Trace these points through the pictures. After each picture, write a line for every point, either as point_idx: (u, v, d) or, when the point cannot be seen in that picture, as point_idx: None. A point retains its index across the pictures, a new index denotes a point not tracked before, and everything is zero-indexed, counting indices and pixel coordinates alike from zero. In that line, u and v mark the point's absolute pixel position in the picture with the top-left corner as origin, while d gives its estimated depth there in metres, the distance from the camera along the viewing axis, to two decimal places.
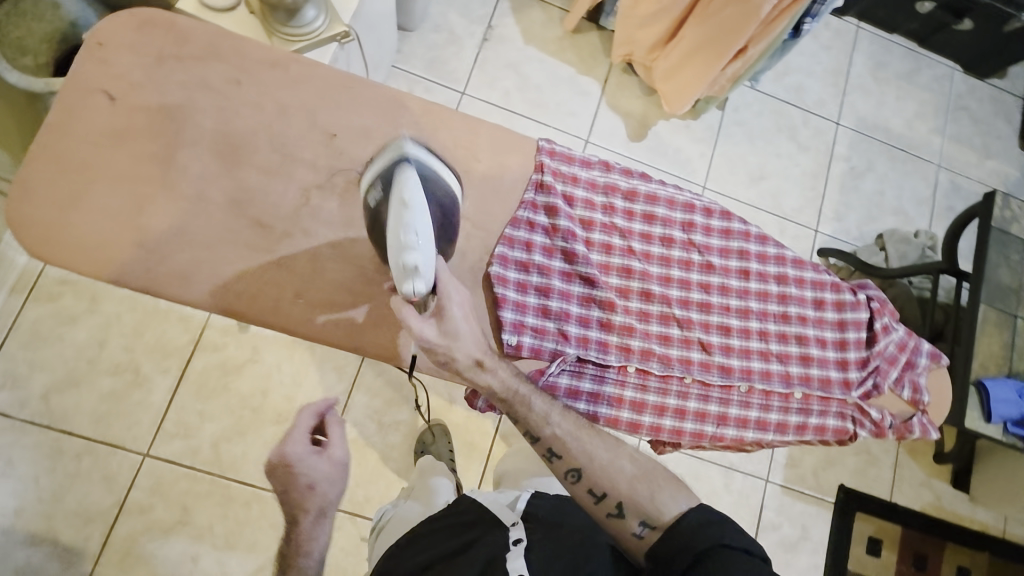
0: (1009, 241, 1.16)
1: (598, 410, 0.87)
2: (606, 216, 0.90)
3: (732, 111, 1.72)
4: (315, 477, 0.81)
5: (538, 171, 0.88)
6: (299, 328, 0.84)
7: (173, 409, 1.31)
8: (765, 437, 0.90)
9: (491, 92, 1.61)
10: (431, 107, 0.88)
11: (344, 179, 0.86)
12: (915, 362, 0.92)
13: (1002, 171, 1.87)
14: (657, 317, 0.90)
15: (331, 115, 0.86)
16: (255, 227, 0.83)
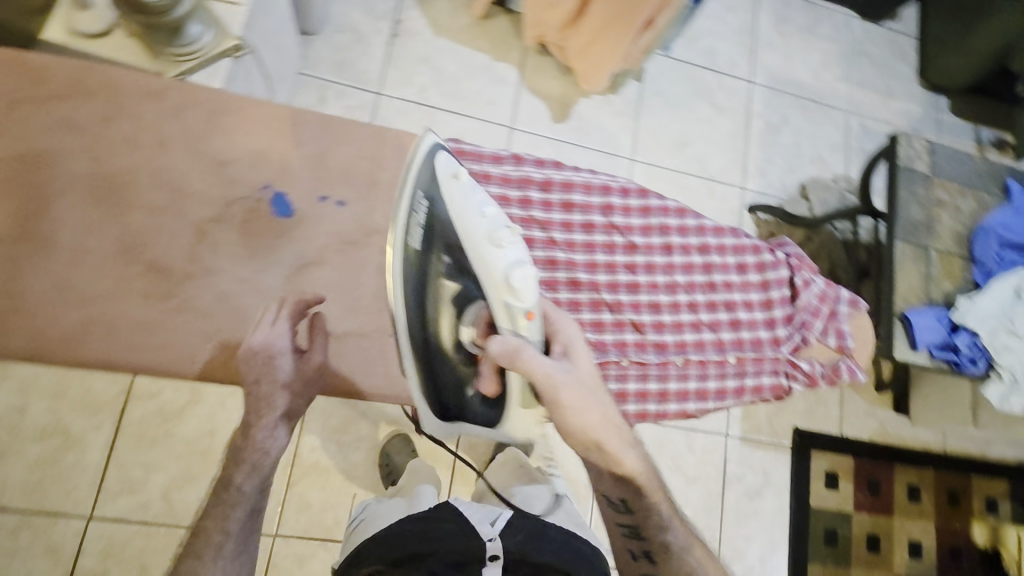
0: (916, 178, 1.22)
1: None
2: (524, 211, 0.89)
3: (649, 81, 1.74)
4: (289, 372, 0.80)
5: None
6: (220, 370, 0.82)
7: (113, 466, 1.23)
8: (707, 405, 0.93)
9: (407, 90, 1.56)
10: (325, 122, 0.91)
11: (243, 208, 0.86)
12: (838, 310, 0.95)
13: (905, 110, 1.96)
14: (587, 304, 0.91)
15: (220, 145, 0.86)
16: (150, 272, 0.82)
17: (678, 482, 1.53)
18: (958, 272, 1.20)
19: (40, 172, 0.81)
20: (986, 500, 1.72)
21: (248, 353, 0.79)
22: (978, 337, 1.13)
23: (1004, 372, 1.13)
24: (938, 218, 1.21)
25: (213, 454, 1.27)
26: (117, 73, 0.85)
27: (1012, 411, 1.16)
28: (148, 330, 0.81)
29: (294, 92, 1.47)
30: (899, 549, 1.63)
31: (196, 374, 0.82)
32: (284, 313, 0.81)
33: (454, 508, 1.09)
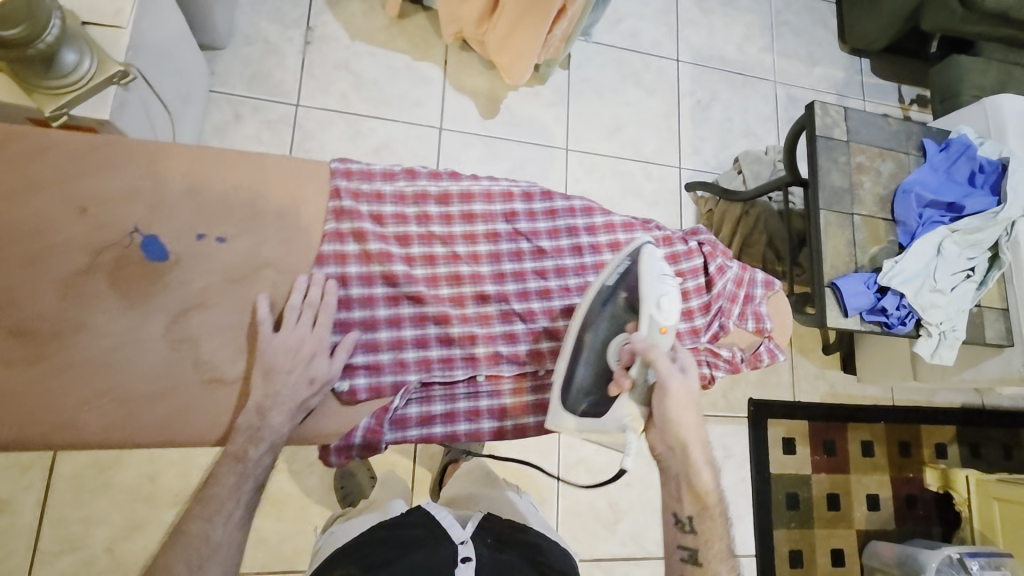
0: (835, 145, 1.24)
1: (457, 429, 0.81)
2: (422, 226, 0.83)
3: (577, 68, 1.72)
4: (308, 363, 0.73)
5: (333, 198, 0.80)
6: (106, 435, 0.70)
7: (48, 526, 1.16)
8: None
9: (327, 98, 1.50)
10: (200, 150, 0.78)
11: (111, 255, 0.73)
12: (753, 294, 0.95)
13: (829, 76, 2.00)
14: (498, 317, 0.84)
15: (75, 187, 0.72)
16: (13, 338, 0.69)
17: (641, 467, 1.53)
18: (884, 235, 1.22)
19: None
20: (935, 446, 1.79)
21: (272, 345, 0.73)
22: (905, 298, 1.16)
23: (932, 327, 1.17)
24: (860, 184, 1.23)
25: (157, 500, 1.21)
26: None
27: (944, 363, 1.20)
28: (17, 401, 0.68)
29: (205, 111, 1.40)
30: (858, 504, 1.69)
31: (86, 441, 0.70)
32: (332, 300, 0.76)
33: (427, 512, 0.98)
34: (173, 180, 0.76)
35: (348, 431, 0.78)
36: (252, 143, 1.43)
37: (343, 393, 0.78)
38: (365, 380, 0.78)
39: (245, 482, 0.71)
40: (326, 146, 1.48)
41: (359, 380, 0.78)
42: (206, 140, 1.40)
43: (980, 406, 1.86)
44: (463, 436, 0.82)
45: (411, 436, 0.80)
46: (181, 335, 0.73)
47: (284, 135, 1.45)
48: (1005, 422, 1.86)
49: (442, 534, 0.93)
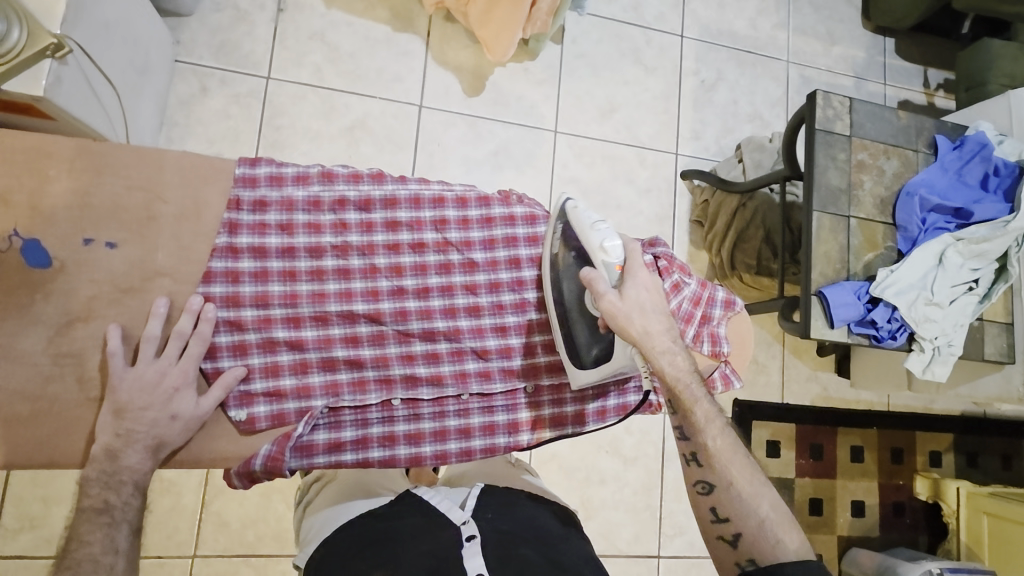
0: (834, 141, 1.14)
1: (369, 455, 0.79)
2: (337, 237, 0.78)
3: (571, 43, 1.61)
4: (175, 405, 0.71)
5: (231, 209, 0.75)
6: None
7: (7, 503, 1.16)
8: (565, 433, 0.87)
9: (300, 71, 1.41)
10: (84, 145, 0.71)
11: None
12: (710, 314, 0.88)
13: (848, 56, 1.86)
14: (420, 335, 0.82)
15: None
16: None
17: (616, 465, 1.50)
18: (881, 241, 1.14)
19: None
20: (929, 454, 1.72)
21: (126, 382, 0.69)
22: (897, 310, 1.08)
23: (926, 342, 1.09)
24: (859, 184, 1.14)
25: None
26: None
27: (936, 379, 1.12)
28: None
29: (169, 83, 1.33)
30: (842, 511, 1.64)
31: None
32: (206, 332, 0.72)
33: (414, 499, 0.89)
34: (54, 179, 0.70)
35: (249, 457, 0.76)
36: (219, 118, 1.36)
37: (240, 421, 0.75)
38: (266, 408, 0.76)
39: (119, 530, 0.65)
40: (297, 123, 1.40)
41: (258, 408, 0.76)
42: (170, 113, 1.33)
43: (981, 415, 1.78)
44: (376, 463, 0.80)
45: (318, 462, 0.78)
46: (67, 349, 0.70)
47: (252, 109, 1.38)
48: (1008, 432, 1.78)
49: (439, 520, 0.83)
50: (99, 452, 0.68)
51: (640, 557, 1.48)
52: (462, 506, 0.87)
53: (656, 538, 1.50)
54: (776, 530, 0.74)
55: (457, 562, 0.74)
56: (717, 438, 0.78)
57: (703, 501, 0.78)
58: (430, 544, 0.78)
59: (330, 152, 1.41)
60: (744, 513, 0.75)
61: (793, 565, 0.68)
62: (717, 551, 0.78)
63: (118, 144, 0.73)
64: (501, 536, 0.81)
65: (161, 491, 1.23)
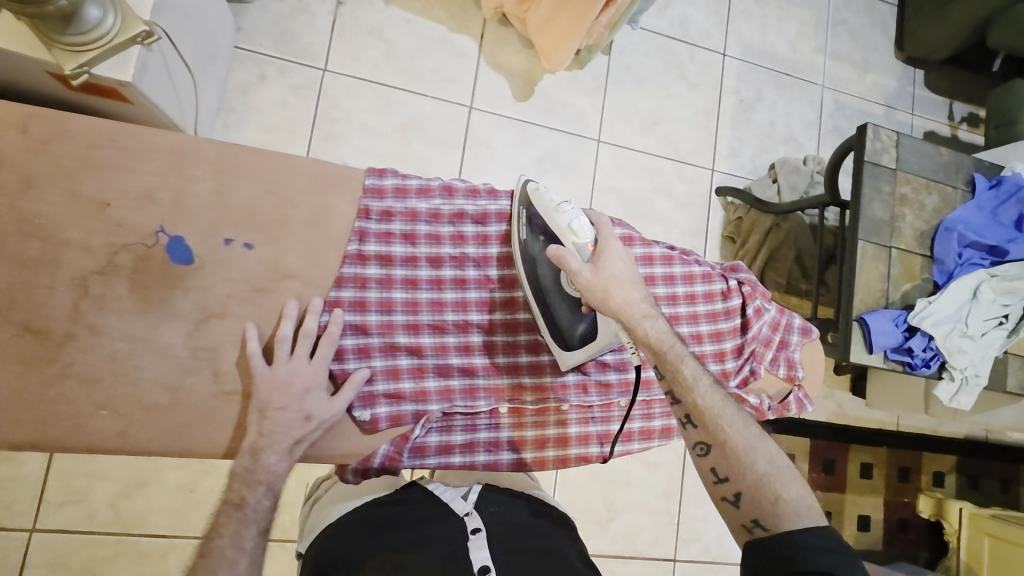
0: (881, 174, 1.18)
1: (476, 458, 0.85)
2: (456, 248, 0.84)
3: (619, 54, 1.64)
4: (308, 406, 0.74)
5: (360, 217, 0.80)
6: (112, 443, 0.70)
7: (54, 477, 1.18)
8: (650, 445, 0.95)
9: (357, 66, 1.43)
10: (226, 148, 0.75)
11: (130, 256, 0.71)
12: (788, 340, 0.93)
13: (881, 84, 1.91)
14: (526, 347, 0.87)
15: (93, 182, 0.70)
16: (26, 335, 0.68)
17: (639, 470, 1.54)
18: (919, 272, 1.18)
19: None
20: (933, 474, 1.80)
21: (265, 381, 0.73)
22: (933, 340, 1.13)
23: (955, 372, 1.14)
24: (902, 217, 1.18)
25: (160, 462, 1.23)
26: None
27: (961, 408, 1.18)
28: (23, 404, 0.67)
29: (228, 70, 1.34)
30: (849, 523, 1.70)
31: (85, 447, 0.70)
32: (336, 334, 0.76)
33: (423, 492, 0.98)
34: (194, 180, 0.74)
35: (367, 455, 0.80)
36: (276, 108, 1.38)
37: (364, 421, 0.79)
38: (386, 409, 0.80)
39: (247, 528, 0.68)
40: (351, 117, 1.42)
41: (380, 409, 0.80)
42: (229, 100, 1.35)
43: (983, 438, 1.86)
44: (481, 465, 0.86)
45: (428, 462, 0.84)
46: (204, 344, 0.73)
47: (310, 101, 1.40)
48: (1006, 456, 1.87)
49: (445, 512, 0.91)
50: (244, 449, 0.72)
51: (657, 560, 1.53)
52: (465, 498, 0.96)
53: (673, 541, 1.55)
54: (775, 484, 0.71)
55: (465, 552, 0.78)
56: (708, 397, 0.76)
57: (703, 464, 0.75)
58: (441, 531, 0.84)
59: (383, 149, 1.44)
60: (745, 471, 0.72)
61: (804, 533, 0.66)
62: (726, 516, 0.74)
63: (254, 149, 0.77)
64: (506, 529, 0.87)
65: (203, 473, 1.25)
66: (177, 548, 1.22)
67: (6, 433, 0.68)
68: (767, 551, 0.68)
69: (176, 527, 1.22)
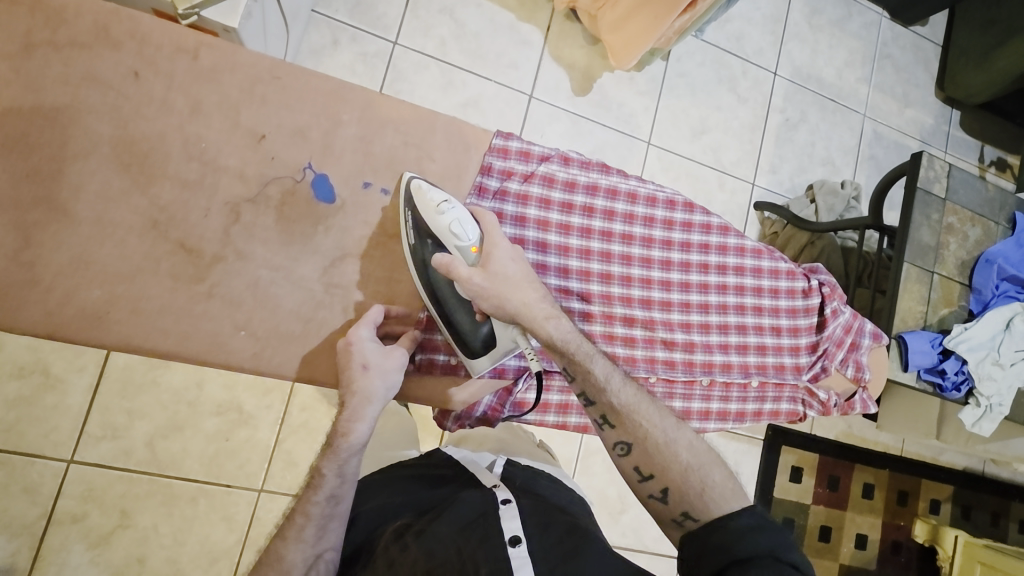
0: (931, 201, 1.23)
1: (567, 419, 0.94)
2: (584, 219, 0.87)
3: (675, 62, 1.67)
4: (371, 360, 0.78)
5: (482, 173, 0.85)
6: (247, 363, 0.78)
7: (96, 411, 1.19)
8: (725, 425, 0.96)
9: (426, 42, 1.46)
10: (372, 97, 0.82)
11: (280, 189, 0.78)
12: (860, 343, 0.99)
13: (919, 120, 1.96)
14: (621, 319, 0.90)
15: (255, 115, 0.77)
16: (180, 252, 0.75)
17: None
18: (956, 298, 1.24)
19: (50, 127, 0.71)
20: (930, 501, 1.85)
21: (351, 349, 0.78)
22: (966, 364, 1.18)
23: (982, 398, 1.18)
24: (946, 244, 1.23)
25: (201, 406, 1.25)
26: (147, 21, 0.74)
27: (981, 433, 1.23)
28: (169, 316, 0.75)
29: (305, 31, 1.36)
30: (847, 541, 1.75)
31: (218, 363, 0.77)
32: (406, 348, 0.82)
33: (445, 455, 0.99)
34: (346, 126, 0.81)
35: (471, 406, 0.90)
36: (344, 73, 1.39)
37: (419, 364, 0.86)
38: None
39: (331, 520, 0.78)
40: (415, 90, 1.44)
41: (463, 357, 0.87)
42: (302, 60, 1.36)
43: (980, 471, 1.93)
44: (570, 426, 0.95)
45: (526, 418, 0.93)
46: (337, 281, 0.81)
47: (377, 70, 1.42)
48: (999, 490, 1.93)
49: (473, 480, 0.88)
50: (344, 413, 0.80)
51: (664, 555, 1.57)
52: (490, 470, 0.94)
53: None
54: (699, 473, 0.70)
55: (495, 520, 0.76)
56: (620, 391, 0.76)
57: (625, 463, 0.73)
58: (472, 496, 0.82)
59: None
60: (665, 464, 0.71)
61: (733, 518, 0.64)
62: (656, 515, 0.71)
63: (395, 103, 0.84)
64: (536, 505, 0.83)
65: (240, 423, 1.27)
66: (208, 494, 1.23)
67: (146, 342, 0.75)
68: (700, 543, 0.65)
69: (211, 472, 1.24)
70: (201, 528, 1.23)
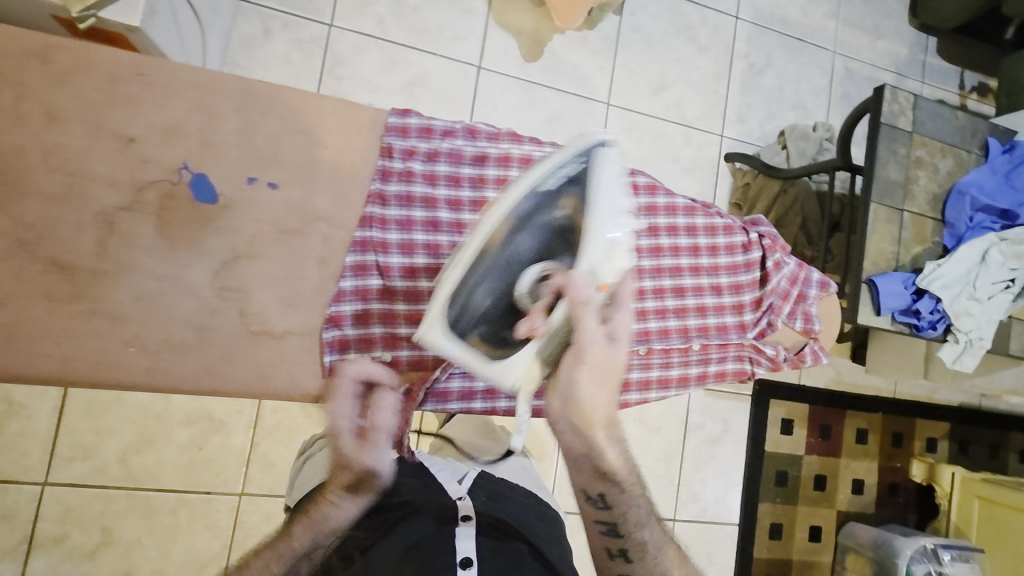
0: (898, 136, 1.18)
1: (497, 405, 0.83)
2: (501, 192, 0.79)
3: (629, 15, 1.60)
4: (356, 455, 0.67)
5: (384, 155, 0.74)
6: (141, 380, 0.66)
7: (64, 432, 1.19)
8: (668, 393, 0.93)
9: (362, 21, 1.39)
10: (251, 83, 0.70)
11: (156, 192, 0.67)
12: (807, 294, 0.95)
13: (893, 51, 1.88)
14: None
15: (120, 114, 0.65)
16: (54, 270, 0.64)
17: (641, 433, 1.57)
18: (930, 235, 1.19)
19: None
20: (927, 440, 1.84)
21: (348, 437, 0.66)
22: (940, 302, 1.14)
23: (959, 334, 1.15)
24: (916, 179, 1.18)
25: (170, 418, 1.24)
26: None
27: (964, 370, 1.19)
28: (48, 337, 0.63)
29: (232, 23, 1.30)
30: (843, 487, 1.75)
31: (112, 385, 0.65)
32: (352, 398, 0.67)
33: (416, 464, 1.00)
34: (226, 119, 0.69)
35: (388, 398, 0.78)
36: (279, 63, 1.34)
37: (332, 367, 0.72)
38: (383, 354, 0.76)
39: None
40: (356, 74, 1.39)
41: (377, 353, 0.75)
42: (232, 54, 1.31)
43: (976, 406, 1.91)
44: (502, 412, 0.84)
45: (451, 408, 0.83)
46: (231, 284, 0.68)
47: (314, 56, 1.36)
48: (998, 423, 1.91)
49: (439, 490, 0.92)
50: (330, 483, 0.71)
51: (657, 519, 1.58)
52: (459, 480, 0.97)
53: (673, 501, 1.59)
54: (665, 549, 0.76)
55: (449, 538, 0.79)
56: (633, 509, 0.74)
57: (601, 532, 0.76)
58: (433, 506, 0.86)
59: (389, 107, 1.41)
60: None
61: None
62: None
63: (281, 87, 0.72)
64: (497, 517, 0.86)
65: (212, 431, 1.26)
66: (188, 504, 1.23)
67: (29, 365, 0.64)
68: None
69: (188, 482, 1.24)
70: (186, 537, 1.23)
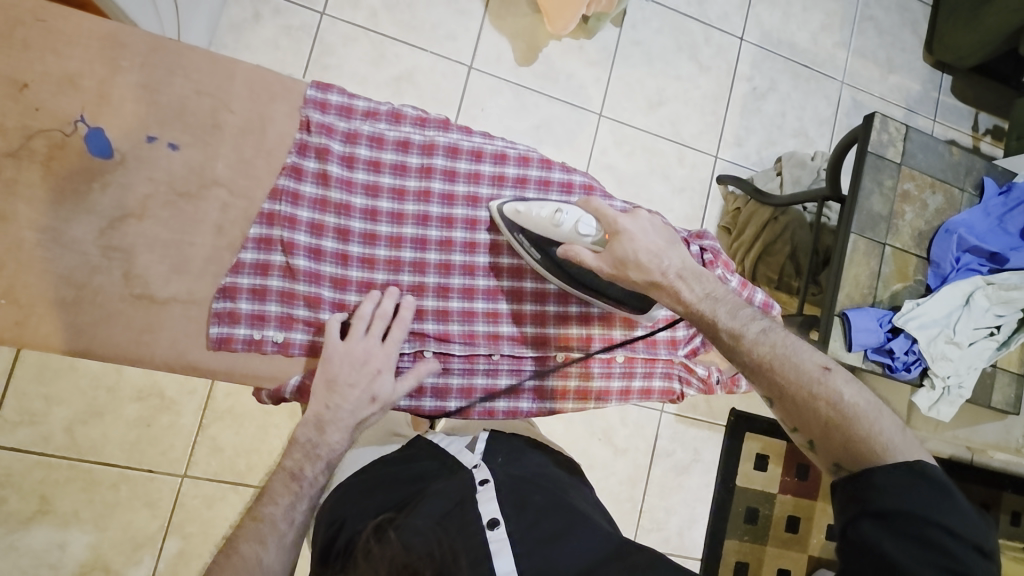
0: (884, 166, 1.13)
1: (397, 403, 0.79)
2: (421, 181, 0.78)
3: (630, 29, 1.58)
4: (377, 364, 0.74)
5: (301, 130, 0.74)
6: (8, 332, 0.65)
7: (11, 395, 1.18)
8: (587, 406, 0.85)
9: (355, 13, 1.40)
10: (158, 41, 0.69)
11: (47, 142, 0.66)
12: None
13: (904, 86, 1.83)
14: (458, 291, 0.80)
15: (14, 62, 0.65)
16: None
17: (606, 454, 1.52)
18: (913, 273, 1.14)
19: None
20: None
21: (339, 354, 0.72)
22: (917, 343, 1.09)
23: (936, 380, 1.10)
24: (901, 214, 1.13)
25: (120, 392, 1.23)
26: None
27: (940, 417, 1.15)
28: None
29: (223, 5, 1.31)
30: (816, 531, 1.67)
31: None
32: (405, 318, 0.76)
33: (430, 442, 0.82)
34: (127, 73, 0.68)
35: (279, 384, 0.75)
36: (268, 48, 1.35)
37: (217, 339, 0.71)
38: (275, 334, 0.73)
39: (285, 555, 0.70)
40: (344, 65, 1.39)
41: (268, 332, 0.73)
42: (220, 36, 1.32)
43: (968, 461, 1.81)
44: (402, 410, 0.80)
45: None
46: (117, 243, 0.68)
47: (303, 44, 1.37)
48: (991, 482, 1.81)
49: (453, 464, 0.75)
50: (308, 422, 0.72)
51: None
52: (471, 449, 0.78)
53: (633, 528, 1.53)
54: (864, 420, 0.58)
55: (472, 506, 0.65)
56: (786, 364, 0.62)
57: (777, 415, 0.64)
58: (444, 487, 0.70)
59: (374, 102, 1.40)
60: (793, 396, 0.61)
61: (879, 470, 0.53)
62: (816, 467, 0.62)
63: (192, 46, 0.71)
64: (515, 484, 0.71)
65: (162, 409, 1.24)
66: (130, 480, 1.22)
67: None
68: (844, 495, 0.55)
69: (131, 457, 1.22)
70: (123, 514, 1.21)
